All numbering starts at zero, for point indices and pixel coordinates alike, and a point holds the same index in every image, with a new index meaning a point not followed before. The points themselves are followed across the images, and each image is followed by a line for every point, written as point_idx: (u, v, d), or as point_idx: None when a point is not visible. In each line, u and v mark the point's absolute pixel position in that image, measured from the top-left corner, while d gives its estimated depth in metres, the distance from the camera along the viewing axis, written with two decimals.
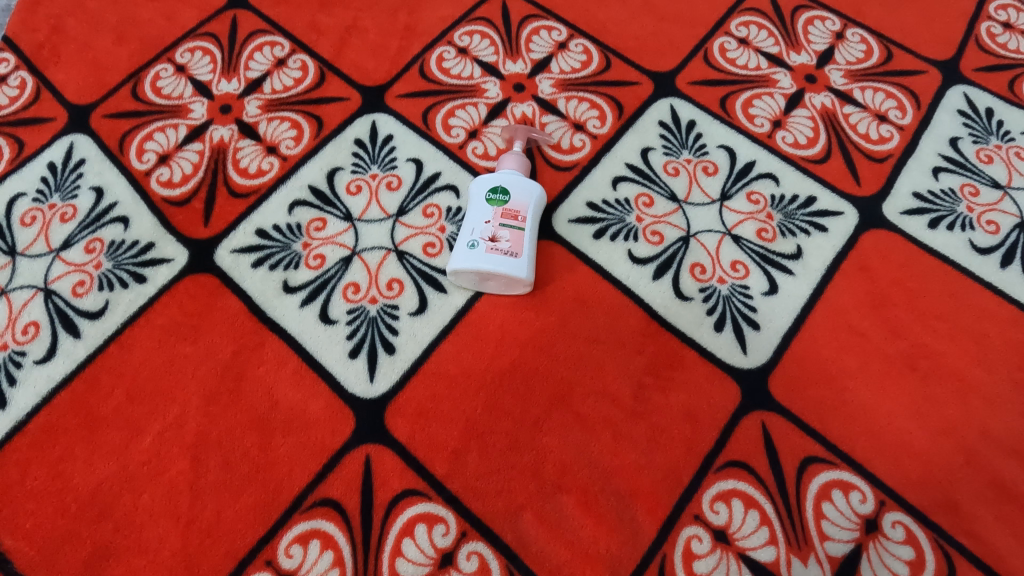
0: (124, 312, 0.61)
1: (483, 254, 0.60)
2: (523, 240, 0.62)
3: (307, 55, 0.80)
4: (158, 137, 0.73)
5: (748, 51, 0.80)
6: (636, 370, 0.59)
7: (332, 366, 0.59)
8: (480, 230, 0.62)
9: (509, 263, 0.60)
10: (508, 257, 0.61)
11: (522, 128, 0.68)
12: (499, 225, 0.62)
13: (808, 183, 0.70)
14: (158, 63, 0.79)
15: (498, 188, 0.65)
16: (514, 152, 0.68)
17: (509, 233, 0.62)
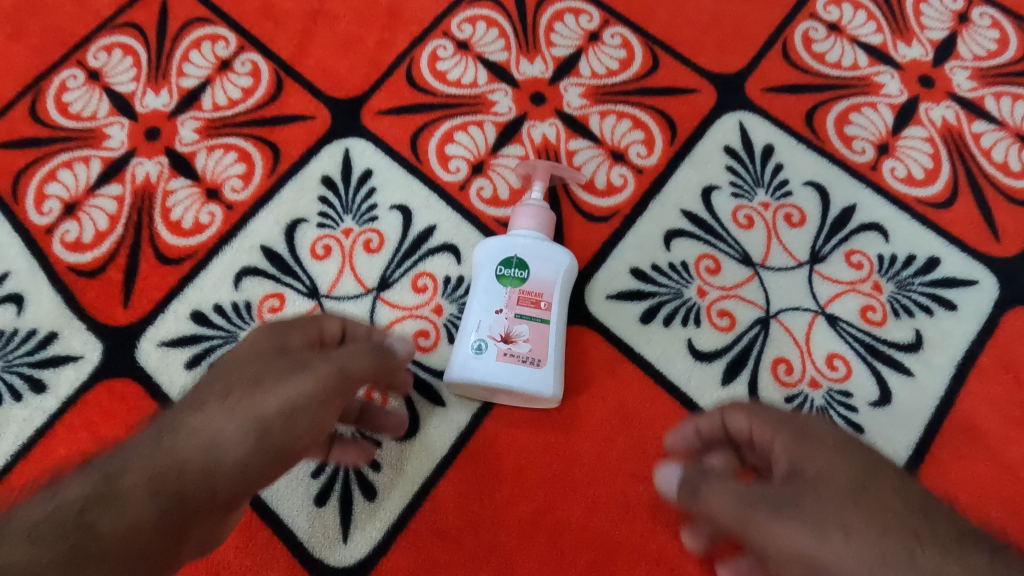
0: (16, 436, 0.47)
1: (495, 364, 0.44)
2: (548, 339, 0.45)
3: (258, 53, 0.60)
4: (63, 176, 0.55)
5: (843, 41, 0.59)
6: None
7: (297, 529, 0.44)
8: (489, 324, 0.45)
9: (529, 377, 0.44)
10: (527, 366, 0.44)
11: (542, 163, 0.50)
12: (514, 317, 0.45)
13: (928, 238, 0.52)
14: (65, 67, 0.60)
15: (513, 260, 0.47)
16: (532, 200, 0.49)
17: (529, 329, 0.45)
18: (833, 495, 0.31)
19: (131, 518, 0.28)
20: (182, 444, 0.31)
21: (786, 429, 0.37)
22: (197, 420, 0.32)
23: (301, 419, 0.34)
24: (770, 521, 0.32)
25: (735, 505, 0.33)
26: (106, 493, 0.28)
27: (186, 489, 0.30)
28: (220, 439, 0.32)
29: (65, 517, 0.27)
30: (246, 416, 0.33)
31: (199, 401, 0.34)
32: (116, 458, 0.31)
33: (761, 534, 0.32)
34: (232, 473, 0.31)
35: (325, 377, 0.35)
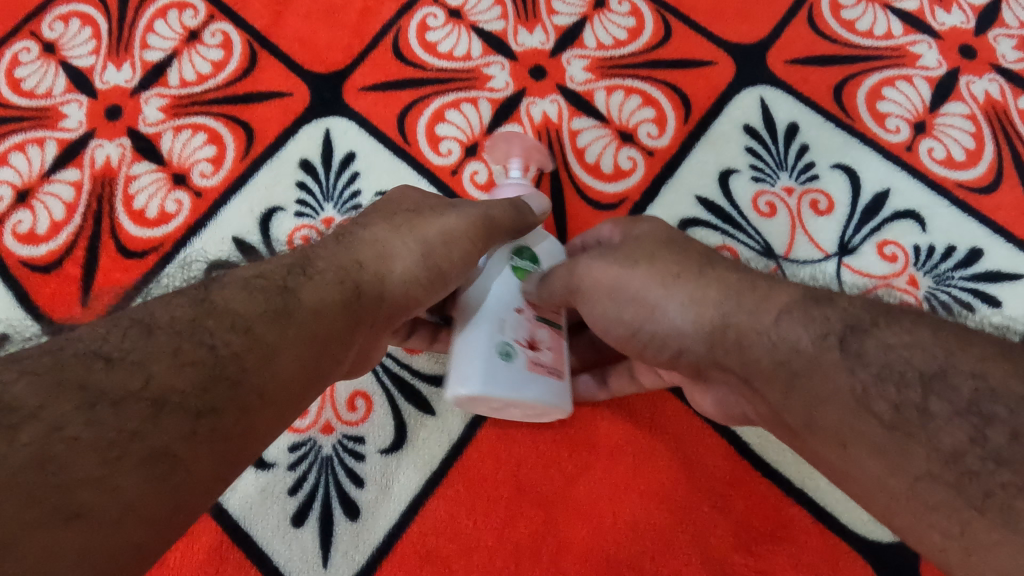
0: None
1: (525, 377, 0.35)
2: (563, 350, 0.39)
3: (229, 23, 0.54)
4: (16, 161, 0.50)
5: (875, 7, 0.54)
6: (714, 541, 0.40)
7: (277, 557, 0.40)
8: (512, 324, 0.36)
9: (556, 394, 0.37)
10: (552, 377, 0.37)
11: (519, 137, 0.42)
12: (534, 317, 0.38)
13: (969, 227, 0.47)
14: (16, 39, 0.54)
15: (525, 251, 0.39)
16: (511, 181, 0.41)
17: (548, 334, 0.38)
18: (650, 244, 0.37)
19: (326, 293, 0.31)
20: (358, 250, 0.34)
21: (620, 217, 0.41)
22: (369, 233, 0.35)
23: (457, 250, 0.35)
24: (594, 268, 0.36)
25: (566, 268, 0.36)
26: (298, 274, 0.32)
27: (364, 286, 0.33)
28: (391, 252, 0.35)
29: (272, 280, 0.31)
30: (410, 235, 0.35)
31: (368, 217, 0.37)
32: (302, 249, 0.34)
33: (586, 279, 0.36)
34: (401, 285, 0.34)
35: (473, 218, 0.36)
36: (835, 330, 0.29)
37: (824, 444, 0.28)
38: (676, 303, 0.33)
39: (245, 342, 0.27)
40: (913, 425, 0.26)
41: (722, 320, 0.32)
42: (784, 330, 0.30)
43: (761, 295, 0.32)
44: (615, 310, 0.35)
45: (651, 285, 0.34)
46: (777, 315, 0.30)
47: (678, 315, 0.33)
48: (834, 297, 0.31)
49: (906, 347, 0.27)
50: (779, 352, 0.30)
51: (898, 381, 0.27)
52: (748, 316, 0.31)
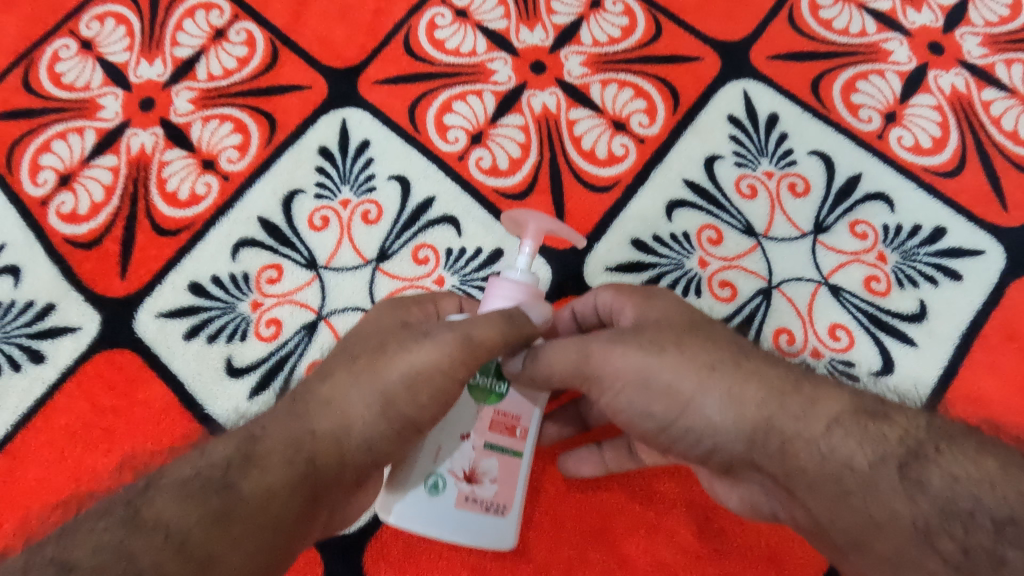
0: (17, 407, 0.47)
1: (453, 512, 0.38)
2: (516, 479, 0.39)
3: (253, 22, 0.59)
4: (57, 148, 0.55)
5: (851, 8, 0.58)
6: (677, 562, 0.45)
7: None
8: (452, 455, 0.38)
9: (489, 527, 0.39)
10: (490, 514, 0.38)
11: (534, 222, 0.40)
12: (484, 448, 0.39)
13: (934, 208, 0.51)
14: (56, 37, 0.59)
15: (492, 367, 0.39)
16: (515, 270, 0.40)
17: (498, 463, 0.39)
18: (672, 331, 0.39)
19: (273, 478, 0.35)
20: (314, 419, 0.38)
21: (636, 297, 0.43)
22: (326, 391, 0.39)
23: (421, 392, 0.37)
24: (602, 366, 0.39)
25: (576, 353, 0.39)
26: (250, 457, 0.35)
27: (318, 455, 0.37)
28: (348, 415, 0.38)
29: (213, 476, 0.34)
30: (369, 388, 0.38)
31: (327, 369, 0.40)
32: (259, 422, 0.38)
33: (610, 367, 0.38)
34: (362, 438, 0.38)
35: (450, 344, 0.37)
36: (897, 455, 0.33)
37: (874, 567, 0.32)
38: (715, 398, 0.37)
39: (180, 557, 0.30)
40: (981, 567, 0.29)
41: (767, 424, 0.36)
42: (833, 444, 0.34)
43: (809, 399, 0.36)
44: (643, 402, 0.38)
45: (686, 378, 0.37)
46: (828, 424, 0.35)
47: (717, 413, 0.36)
48: (889, 413, 0.35)
49: (969, 479, 0.32)
50: (830, 465, 0.34)
51: (965, 519, 0.31)
52: (801, 424, 0.35)
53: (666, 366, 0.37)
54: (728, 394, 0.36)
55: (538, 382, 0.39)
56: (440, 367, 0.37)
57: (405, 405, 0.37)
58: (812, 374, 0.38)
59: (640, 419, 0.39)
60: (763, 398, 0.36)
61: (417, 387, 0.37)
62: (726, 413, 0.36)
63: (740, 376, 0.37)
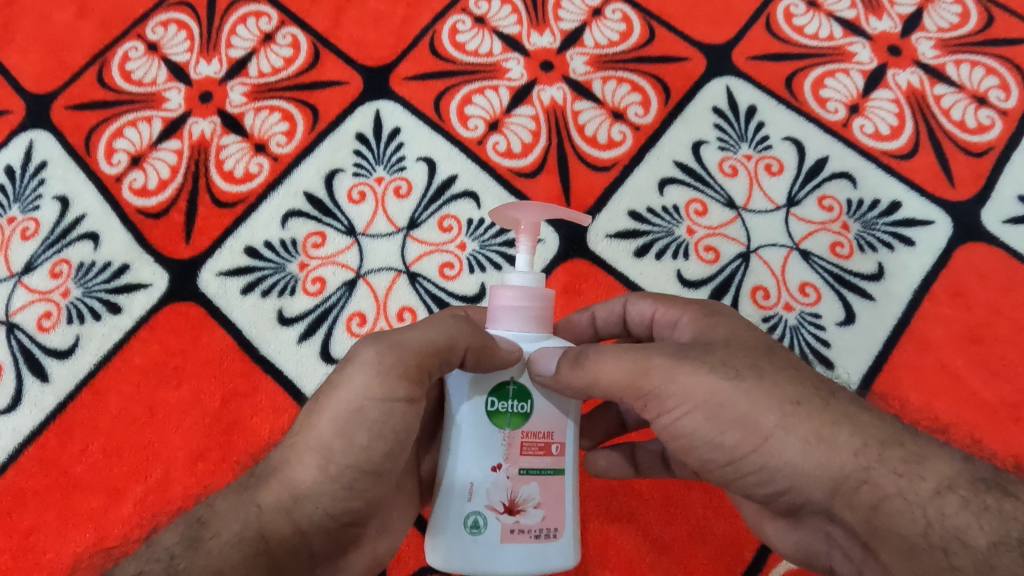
0: (97, 350, 0.54)
1: (502, 547, 0.35)
2: (562, 499, 0.37)
3: (297, 28, 0.67)
4: (129, 134, 0.63)
5: (819, 16, 0.66)
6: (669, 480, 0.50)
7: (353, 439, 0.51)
8: (487, 486, 0.36)
9: (541, 554, 0.36)
10: (540, 540, 0.36)
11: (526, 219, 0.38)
12: (521, 474, 0.36)
13: (892, 185, 0.59)
14: (126, 40, 0.67)
15: (510, 390, 0.37)
16: (517, 273, 0.38)
17: (540, 488, 0.36)
18: (741, 353, 0.37)
19: (224, 558, 0.33)
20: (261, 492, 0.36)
21: (696, 308, 0.43)
22: (273, 459, 0.37)
23: (357, 434, 0.35)
24: (650, 378, 0.37)
25: (626, 360, 0.37)
26: (197, 542, 0.34)
27: (267, 527, 0.35)
28: (291, 479, 0.36)
29: (156, 570, 0.33)
30: (306, 448, 0.36)
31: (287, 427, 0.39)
32: (209, 499, 0.37)
33: (678, 388, 0.36)
34: (312, 502, 0.36)
35: (374, 373, 0.35)
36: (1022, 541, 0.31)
37: None
38: (797, 439, 0.35)
39: None
40: None
41: (862, 476, 0.34)
42: (941, 513, 0.32)
43: (912, 455, 0.34)
44: (712, 432, 0.36)
45: (767, 413, 0.35)
46: (938, 488, 0.33)
47: (798, 456, 0.35)
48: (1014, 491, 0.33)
49: None
50: (938, 534, 0.32)
51: None
52: (907, 486, 0.33)
53: (744, 395, 0.35)
54: (814, 434, 0.35)
55: (576, 389, 0.37)
56: (370, 394, 0.35)
57: (345, 453, 0.35)
58: (918, 434, 0.36)
59: (707, 449, 0.37)
60: (859, 450, 0.34)
61: (351, 431, 0.35)
62: (808, 456, 0.35)
63: (828, 420, 0.35)
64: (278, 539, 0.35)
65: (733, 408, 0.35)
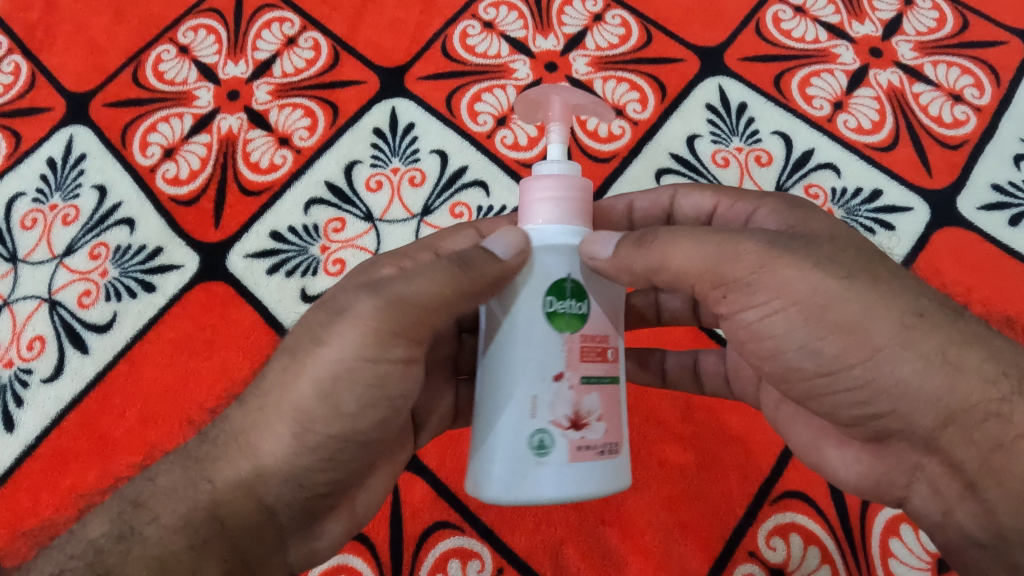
0: (134, 325, 0.59)
1: (567, 465, 0.36)
2: (617, 413, 0.38)
3: (319, 33, 0.72)
4: (162, 129, 0.67)
5: (806, 21, 0.71)
6: (664, 440, 0.54)
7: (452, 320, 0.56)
8: (553, 399, 0.36)
9: (603, 470, 0.37)
10: (603, 457, 0.37)
11: (556, 97, 0.39)
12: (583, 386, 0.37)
13: (873, 175, 0.63)
14: (159, 43, 0.72)
15: (568, 289, 0.37)
16: (549, 162, 0.39)
17: (600, 400, 0.37)
18: (856, 257, 0.36)
19: (169, 539, 0.36)
20: (212, 468, 0.39)
21: (775, 203, 0.45)
22: (234, 429, 0.40)
23: (341, 395, 0.38)
24: (733, 265, 0.36)
25: (709, 248, 0.36)
26: (133, 531, 0.36)
27: (223, 501, 0.38)
28: (259, 453, 0.39)
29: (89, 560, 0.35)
30: (276, 417, 0.39)
31: (245, 395, 0.41)
32: (152, 476, 0.39)
33: (773, 281, 0.35)
34: (275, 476, 0.39)
35: (361, 333, 0.38)
36: None
37: None
38: (915, 358, 0.34)
39: None
40: None
41: (994, 409, 0.34)
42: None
43: None
44: (809, 336, 0.36)
45: (887, 325, 0.34)
46: None
47: (915, 375, 0.34)
48: None
49: None
50: None
51: None
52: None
53: (855, 298, 0.35)
54: (938, 352, 0.34)
55: (635, 272, 0.38)
56: (360, 355, 0.38)
57: (325, 422, 0.39)
58: None
59: (798, 356, 0.36)
60: (995, 382, 0.34)
61: (335, 396, 0.38)
62: (929, 377, 0.34)
63: (955, 339, 0.35)
64: (237, 512, 0.38)
65: (840, 311, 0.35)
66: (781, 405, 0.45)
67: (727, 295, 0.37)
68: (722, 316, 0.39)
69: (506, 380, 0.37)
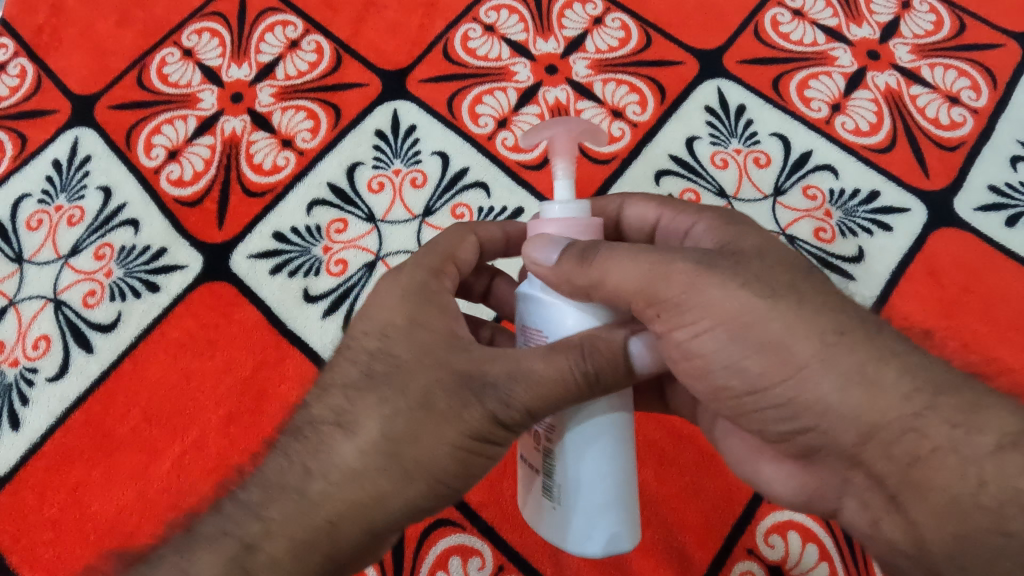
0: (138, 324, 0.60)
1: None
2: None
3: (321, 36, 0.73)
4: (166, 131, 0.68)
5: (804, 24, 0.71)
6: (664, 438, 0.54)
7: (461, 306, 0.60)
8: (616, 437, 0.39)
9: None
10: None
11: (562, 129, 0.38)
12: None
13: (870, 176, 0.64)
14: (163, 47, 0.72)
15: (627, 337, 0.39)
16: (557, 202, 0.39)
17: None
18: (784, 272, 0.36)
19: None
20: (327, 506, 0.33)
21: (713, 217, 0.44)
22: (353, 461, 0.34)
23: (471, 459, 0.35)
24: (665, 284, 0.35)
25: (653, 267, 0.36)
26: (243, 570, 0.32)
27: (342, 533, 0.33)
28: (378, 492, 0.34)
29: None
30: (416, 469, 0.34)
31: (353, 422, 0.35)
32: (261, 514, 0.34)
33: (702, 301, 0.35)
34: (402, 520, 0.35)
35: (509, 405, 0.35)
36: None
37: None
38: (834, 372, 0.33)
39: None
40: None
41: (911, 422, 0.32)
42: (1000, 472, 0.31)
43: (970, 405, 0.33)
44: (734, 355, 0.35)
45: (805, 341, 0.34)
46: (1000, 443, 0.32)
47: (836, 392, 0.33)
48: None
49: None
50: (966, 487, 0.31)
51: None
52: (962, 438, 0.32)
53: (779, 317, 0.34)
54: (910, 353, 0.34)
55: (576, 286, 0.37)
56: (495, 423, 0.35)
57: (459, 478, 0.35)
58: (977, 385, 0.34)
59: (726, 375, 0.36)
60: (913, 395, 0.33)
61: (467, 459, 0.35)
62: (848, 395, 0.33)
63: (876, 355, 0.34)
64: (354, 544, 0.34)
65: (762, 330, 0.34)
66: (716, 421, 0.46)
67: (660, 314, 0.36)
68: (650, 334, 0.38)
69: (602, 426, 0.37)
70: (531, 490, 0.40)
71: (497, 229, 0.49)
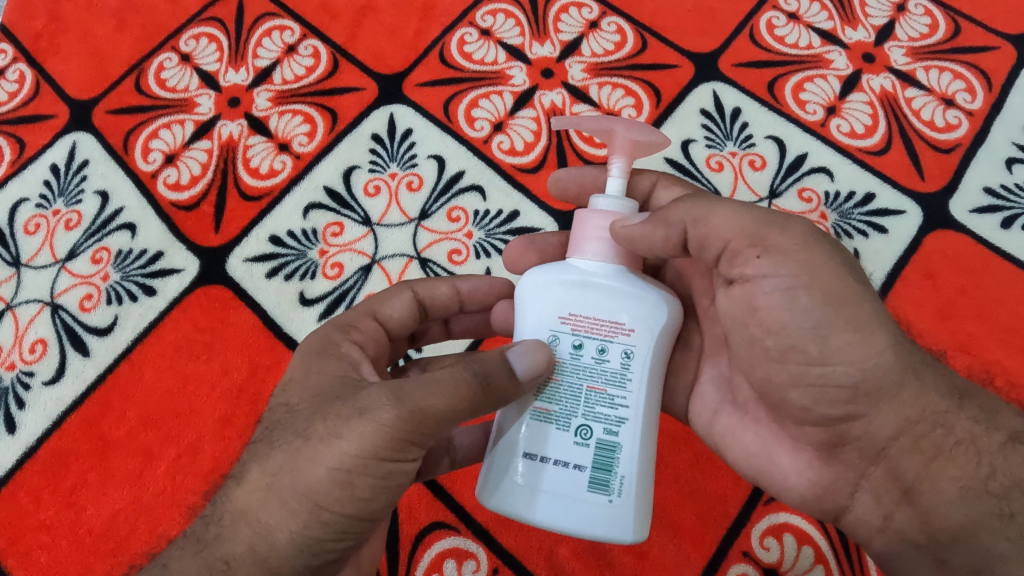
0: (134, 328, 0.60)
1: None
2: None
3: (318, 40, 0.73)
4: (163, 135, 0.68)
5: (799, 27, 0.71)
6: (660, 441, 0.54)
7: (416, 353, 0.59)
8: None
9: None
10: None
11: (622, 132, 0.39)
12: None
13: (866, 178, 0.64)
14: (161, 52, 0.73)
15: None
16: (607, 197, 0.40)
17: None
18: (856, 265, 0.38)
19: None
20: (225, 547, 0.35)
21: None
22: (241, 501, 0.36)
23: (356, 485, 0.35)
24: (781, 232, 0.37)
25: (752, 214, 0.37)
26: None
27: None
28: (267, 526, 0.35)
29: None
30: (291, 495, 0.35)
31: (242, 471, 0.37)
32: (162, 560, 0.36)
33: (808, 257, 0.36)
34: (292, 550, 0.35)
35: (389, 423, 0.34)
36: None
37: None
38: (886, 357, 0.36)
39: None
40: None
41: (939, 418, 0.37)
42: (1008, 463, 0.35)
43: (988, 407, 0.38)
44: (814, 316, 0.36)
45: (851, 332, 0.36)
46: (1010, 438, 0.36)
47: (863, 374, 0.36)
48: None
49: None
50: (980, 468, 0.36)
51: None
52: (981, 433, 0.37)
53: (871, 301, 0.36)
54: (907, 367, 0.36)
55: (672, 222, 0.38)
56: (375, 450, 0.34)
57: (339, 502, 0.35)
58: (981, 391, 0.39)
59: (805, 339, 0.36)
60: (945, 395, 0.37)
61: (351, 483, 0.35)
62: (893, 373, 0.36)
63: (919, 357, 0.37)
64: None
65: (855, 309, 0.36)
66: (717, 418, 0.45)
67: (762, 256, 0.37)
68: (737, 278, 0.39)
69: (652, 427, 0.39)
70: (563, 494, 0.35)
71: (444, 287, 0.50)
